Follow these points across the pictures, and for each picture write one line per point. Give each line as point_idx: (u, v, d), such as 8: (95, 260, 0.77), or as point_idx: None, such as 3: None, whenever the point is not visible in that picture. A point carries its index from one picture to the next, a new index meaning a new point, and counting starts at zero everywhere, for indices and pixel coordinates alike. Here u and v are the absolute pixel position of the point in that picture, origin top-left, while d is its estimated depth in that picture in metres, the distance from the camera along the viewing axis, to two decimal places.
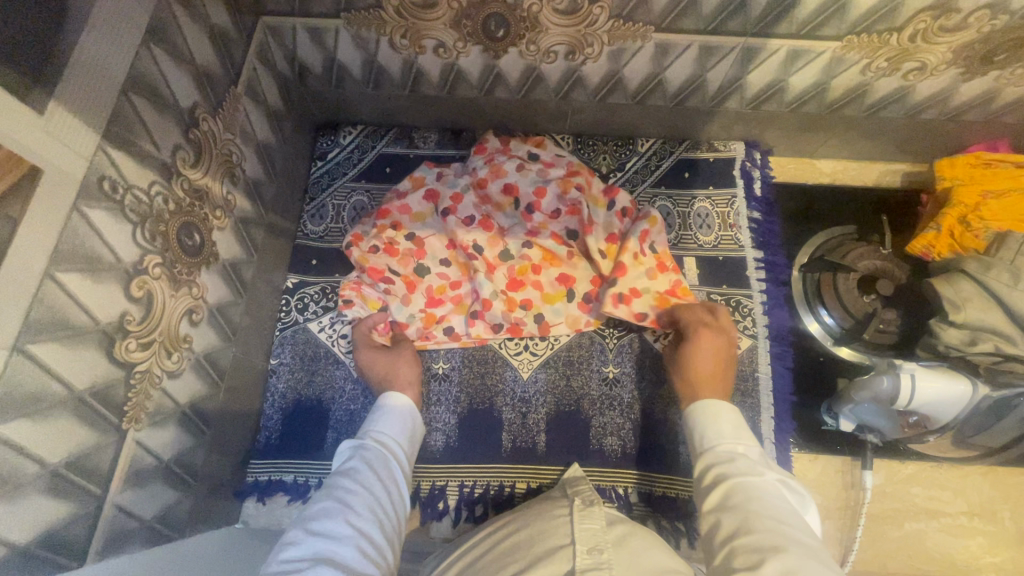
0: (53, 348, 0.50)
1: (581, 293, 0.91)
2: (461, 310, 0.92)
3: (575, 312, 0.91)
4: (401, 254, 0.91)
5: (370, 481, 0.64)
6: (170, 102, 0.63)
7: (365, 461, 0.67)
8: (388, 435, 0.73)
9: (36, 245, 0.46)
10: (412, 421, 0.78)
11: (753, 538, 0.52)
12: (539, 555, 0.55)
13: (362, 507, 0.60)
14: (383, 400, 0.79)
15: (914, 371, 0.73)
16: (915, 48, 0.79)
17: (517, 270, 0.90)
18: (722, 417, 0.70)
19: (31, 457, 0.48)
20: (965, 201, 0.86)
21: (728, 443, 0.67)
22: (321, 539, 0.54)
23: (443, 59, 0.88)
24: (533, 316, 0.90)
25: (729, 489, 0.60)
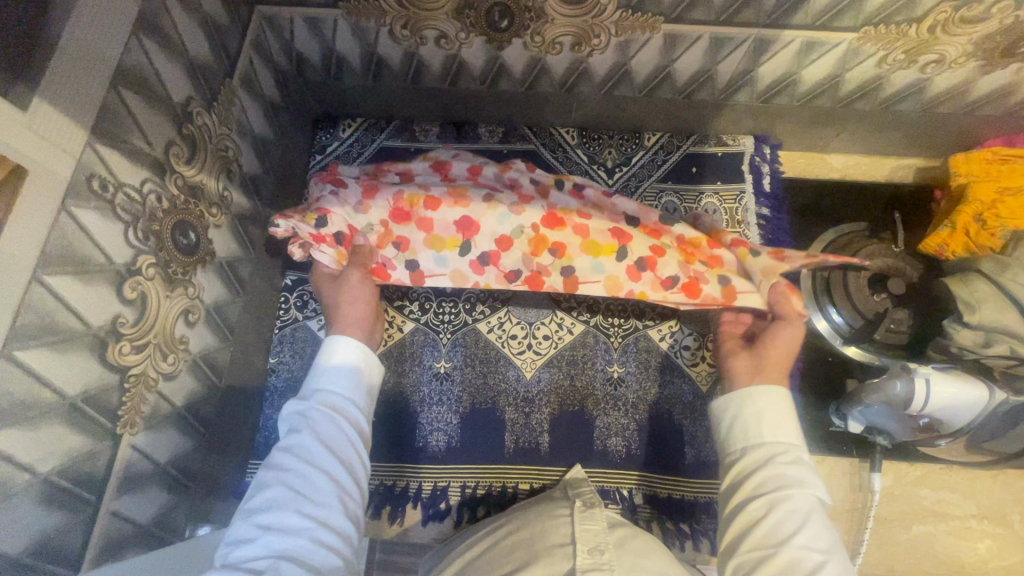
0: (43, 354, 0.48)
1: (635, 256, 0.78)
2: (436, 244, 0.78)
3: (619, 275, 0.78)
4: (383, 191, 0.77)
5: (320, 456, 0.58)
6: (162, 96, 0.61)
7: (311, 431, 0.60)
8: (337, 392, 0.65)
9: (22, 250, 0.45)
10: (365, 364, 0.70)
11: (799, 560, 0.53)
12: (538, 553, 0.54)
13: (317, 488, 0.56)
14: (329, 347, 0.69)
15: (929, 375, 0.70)
16: (934, 39, 0.76)
17: (555, 232, 0.78)
18: (788, 408, 0.65)
19: (21, 467, 0.47)
20: (981, 198, 0.83)
21: (790, 437, 0.63)
22: (274, 535, 0.51)
23: (445, 51, 0.85)
24: (561, 265, 0.78)
25: (783, 495, 0.57)
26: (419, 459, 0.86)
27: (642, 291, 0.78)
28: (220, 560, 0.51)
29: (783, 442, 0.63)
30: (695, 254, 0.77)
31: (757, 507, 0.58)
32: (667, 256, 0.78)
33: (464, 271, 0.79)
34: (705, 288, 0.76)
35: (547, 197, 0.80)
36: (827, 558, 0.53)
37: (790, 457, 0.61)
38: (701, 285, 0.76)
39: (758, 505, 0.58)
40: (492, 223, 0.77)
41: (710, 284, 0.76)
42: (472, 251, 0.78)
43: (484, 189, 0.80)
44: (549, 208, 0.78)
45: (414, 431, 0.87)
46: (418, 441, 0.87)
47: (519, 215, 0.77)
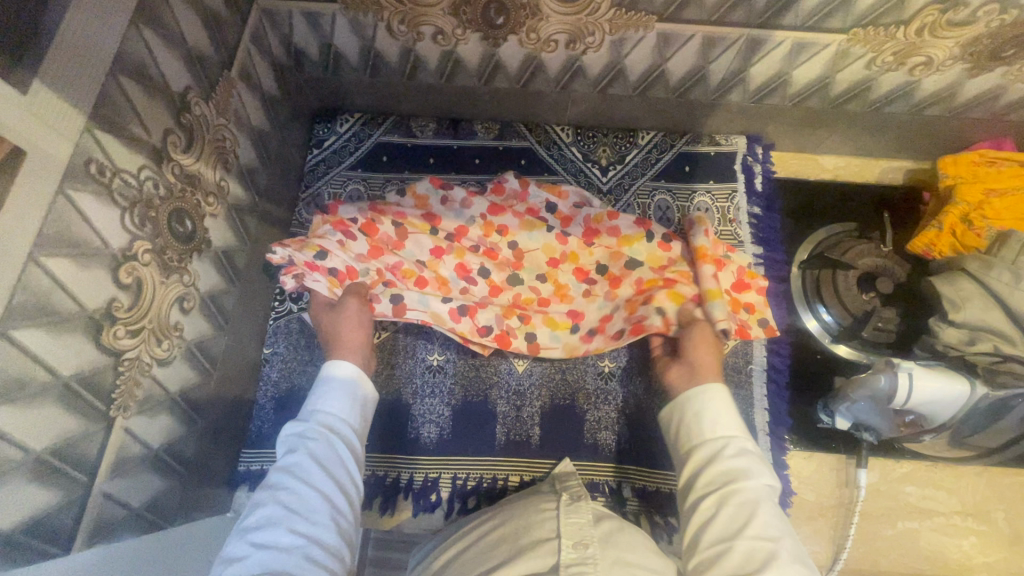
0: (39, 335, 0.49)
1: (588, 325, 0.87)
2: (421, 284, 0.84)
3: (575, 342, 0.87)
4: (378, 238, 0.83)
5: (316, 478, 0.60)
6: (160, 84, 0.62)
7: (308, 454, 0.62)
8: (334, 416, 0.68)
9: (20, 230, 0.46)
10: (360, 394, 0.73)
11: (755, 549, 0.53)
12: (523, 549, 0.54)
13: (312, 509, 0.57)
14: (326, 376, 0.73)
15: (912, 370, 0.71)
16: (922, 42, 0.77)
17: (522, 299, 0.88)
18: (727, 403, 0.68)
19: (15, 445, 0.48)
20: (968, 200, 0.85)
21: (733, 432, 0.65)
22: (267, 554, 0.52)
23: (442, 47, 0.87)
24: (525, 331, 0.87)
25: (729, 489, 0.59)
26: (410, 450, 0.87)
27: (596, 346, 0.85)
28: None
29: (724, 436, 0.65)
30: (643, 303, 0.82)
31: (707, 505, 0.59)
32: (615, 317, 0.86)
33: (442, 314, 0.84)
34: (648, 322, 0.80)
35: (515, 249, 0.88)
36: (780, 543, 0.54)
37: (734, 451, 0.63)
38: (645, 323, 0.81)
39: (708, 502, 0.59)
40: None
41: (651, 317, 0.81)
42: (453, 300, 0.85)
43: (460, 265, 0.87)
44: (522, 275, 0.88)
45: (406, 422, 0.88)
46: (409, 433, 0.88)
47: (493, 279, 0.88)
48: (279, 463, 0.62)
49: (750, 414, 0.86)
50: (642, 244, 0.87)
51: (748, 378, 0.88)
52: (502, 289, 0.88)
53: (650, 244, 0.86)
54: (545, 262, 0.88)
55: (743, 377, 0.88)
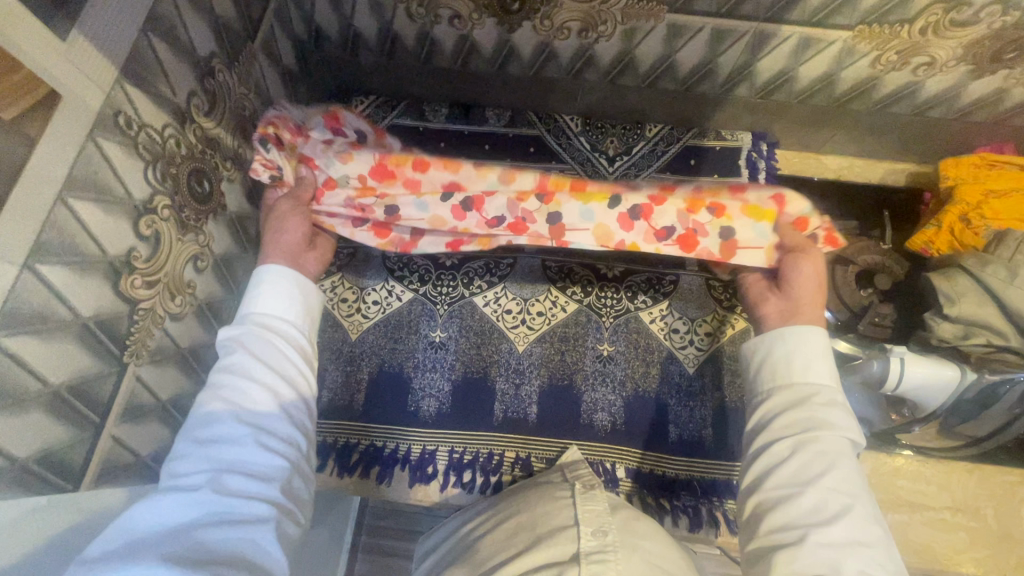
0: (63, 272, 0.51)
1: (631, 202, 0.66)
2: (415, 189, 0.69)
3: (609, 223, 0.68)
4: (374, 145, 0.70)
5: (259, 373, 0.55)
6: (188, 48, 0.64)
7: (250, 347, 0.57)
8: (274, 314, 0.61)
9: (52, 169, 0.48)
10: (302, 293, 0.63)
11: (826, 502, 0.50)
12: (542, 535, 0.54)
13: (262, 401, 0.54)
14: (261, 274, 0.62)
15: (904, 356, 0.77)
16: (926, 41, 0.79)
17: (550, 179, 0.68)
18: (825, 348, 0.60)
19: (35, 375, 0.50)
20: (968, 199, 0.87)
21: (824, 379, 0.58)
22: (214, 450, 0.49)
23: (458, 31, 0.89)
24: (548, 211, 0.68)
25: (813, 436, 0.54)
26: (408, 422, 0.89)
27: (633, 241, 0.68)
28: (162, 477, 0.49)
29: (814, 383, 0.59)
30: (702, 200, 0.66)
31: (783, 446, 0.55)
32: (665, 202, 0.66)
33: (443, 216, 0.70)
34: (703, 241, 0.67)
35: (527, 190, 0.68)
36: (854, 500, 0.51)
37: (823, 399, 0.57)
38: (698, 237, 0.67)
39: (784, 446, 0.55)
40: (483, 188, 0.68)
41: (709, 236, 0.67)
42: (456, 199, 0.69)
43: (458, 172, 0.73)
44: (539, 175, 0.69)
45: (405, 396, 0.90)
46: (409, 406, 0.89)
47: (509, 175, 0.68)
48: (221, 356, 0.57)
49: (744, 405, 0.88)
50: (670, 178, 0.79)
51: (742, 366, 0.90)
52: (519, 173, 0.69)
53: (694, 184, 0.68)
54: (571, 186, 0.68)
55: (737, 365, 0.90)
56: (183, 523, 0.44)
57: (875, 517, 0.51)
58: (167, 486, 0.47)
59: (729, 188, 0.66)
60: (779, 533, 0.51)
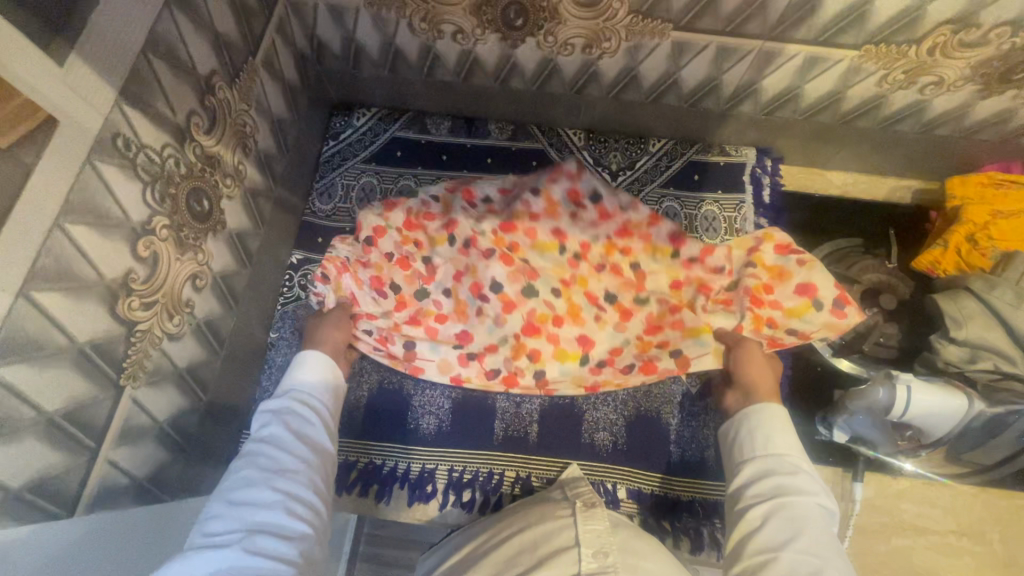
0: (58, 298, 0.50)
1: (597, 357, 0.87)
2: (434, 336, 0.87)
3: (582, 373, 0.86)
4: (410, 271, 0.86)
5: (291, 444, 0.63)
6: (188, 66, 0.64)
7: (283, 424, 0.65)
8: (309, 392, 0.72)
9: (49, 196, 0.47)
10: (335, 374, 0.76)
11: (797, 562, 0.53)
12: (543, 558, 0.53)
13: (289, 470, 0.60)
14: (301, 356, 0.75)
15: (910, 383, 0.73)
16: (934, 62, 0.78)
17: (537, 316, 0.86)
18: (785, 423, 0.69)
19: (29, 403, 0.49)
20: (975, 220, 0.86)
21: (787, 450, 0.66)
22: (248, 510, 0.54)
23: (461, 46, 0.89)
24: (534, 369, 0.86)
25: (781, 502, 0.60)
26: (408, 440, 0.88)
27: (606, 379, 0.86)
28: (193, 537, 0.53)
29: (778, 453, 0.66)
30: (658, 330, 0.86)
31: (756, 514, 0.60)
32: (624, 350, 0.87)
33: (451, 360, 0.87)
34: (660, 365, 0.85)
35: (526, 297, 0.86)
36: (825, 560, 0.53)
37: (788, 469, 0.64)
38: (656, 362, 0.85)
39: (755, 513, 0.61)
40: (485, 331, 0.87)
41: (663, 361, 0.85)
42: (462, 348, 0.87)
43: (475, 284, 0.86)
44: (535, 291, 0.86)
45: (405, 413, 0.89)
46: (409, 424, 0.88)
47: (505, 294, 0.86)
48: (255, 434, 0.65)
49: None
50: (664, 258, 0.86)
51: None
52: (515, 304, 0.86)
53: (672, 261, 0.86)
54: (556, 281, 0.87)
55: None
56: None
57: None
58: (199, 545, 0.51)
59: (669, 326, 0.86)
60: None
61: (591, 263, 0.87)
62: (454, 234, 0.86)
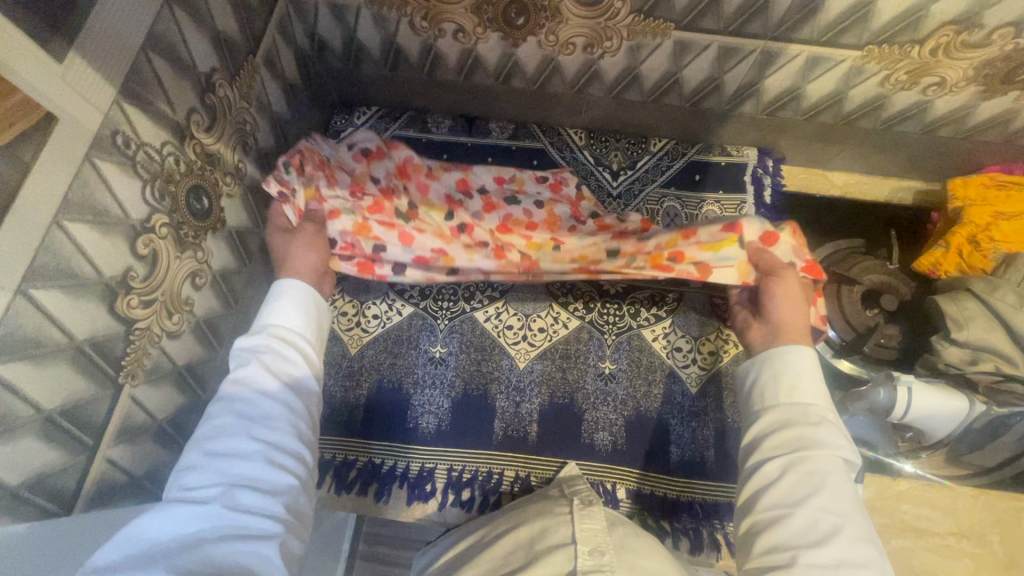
0: (56, 296, 0.50)
1: (597, 274, 0.78)
2: (408, 242, 0.78)
3: (585, 256, 0.78)
4: (391, 190, 0.80)
5: (270, 387, 0.59)
6: (189, 64, 0.63)
7: (258, 364, 0.60)
8: (289, 328, 0.66)
9: (48, 194, 0.47)
10: (316, 306, 0.70)
11: (815, 521, 0.52)
12: (540, 552, 0.54)
13: (269, 416, 0.57)
14: (279, 287, 0.69)
15: (910, 384, 0.73)
16: (937, 62, 0.78)
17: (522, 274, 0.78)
18: (814, 366, 0.65)
19: (27, 400, 0.49)
20: (976, 220, 0.87)
21: (812, 399, 0.62)
22: (225, 462, 0.52)
23: (462, 44, 0.88)
24: (525, 281, 0.81)
25: (802, 456, 0.57)
26: (407, 439, 0.87)
27: (609, 272, 0.77)
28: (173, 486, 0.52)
29: (801, 402, 0.63)
30: (663, 258, 0.75)
31: (771, 469, 0.58)
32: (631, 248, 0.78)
33: (426, 260, 0.78)
34: (683, 265, 0.74)
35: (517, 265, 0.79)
36: (845, 518, 0.52)
37: (811, 419, 0.61)
38: (672, 267, 0.74)
39: (774, 464, 0.58)
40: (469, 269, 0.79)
41: (683, 264, 0.74)
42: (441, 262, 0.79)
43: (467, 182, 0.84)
44: (529, 276, 0.81)
45: (405, 412, 0.89)
46: (408, 423, 0.88)
47: (495, 255, 0.79)
48: (231, 373, 0.60)
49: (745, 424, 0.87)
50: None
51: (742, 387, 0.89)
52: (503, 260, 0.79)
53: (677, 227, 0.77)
54: (553, 243, 0.80)
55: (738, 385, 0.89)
56: (191, 534, 0.47)
57: (868, 534, 0.52)
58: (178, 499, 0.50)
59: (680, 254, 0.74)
60: (773, 549, 0.53)
61: (587, 230, 0.83)
62: (452, 171, 0.86)
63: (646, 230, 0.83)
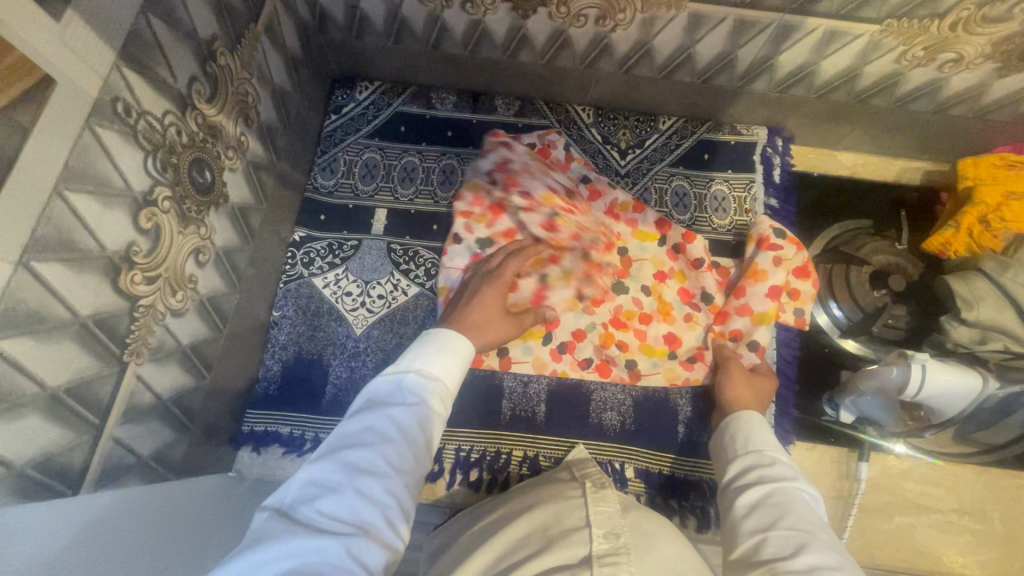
0: (59, 269, 0.48)
1: (560, 340, 0.88)
2: None
3: (545, 356, 0.87)
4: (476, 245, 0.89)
5: (417, 436, 0.55)
6: (189, 30, 0.60)
7: (417, 411, 0.56)
8: (444, 380, 0.62)
9: (47, 160, 0.45)
10: (467, 363, 0.66)
11: (783, 539, 0.53)
12: (555, 537, 0.52)
13: (408, 470, 0.52)
14: (437, 334, 0.65)
15: (925, 362, 0.72)
16: (955, 37, 0.77)
17: None
18: (761, 422, 0.71)
19: (30, 377, 0.47)
20: (986, 200, 0.85)
21: (765, 443, 0.67)
22: (361, 501, 0.47)
23: (470, 16, 0.86)
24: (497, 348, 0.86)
25: (763, 490, 0.60)
26: None
27: (563, 367, 0.87)
28: (302, 499, 0.46)
29: (757, 447, 0.67)
30: (612, 338, 0.88)
31: (742, 506, 0.60)
32: (586, 339, 0.88)
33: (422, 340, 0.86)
34: (615, 369, 0.87)
35: None
36: (814, 535, 0.53)
37: (768, 459, 0.65)
38: (612, 366, 0.87)
39: (743, 504, 0.60)
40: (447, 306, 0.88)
41: (619, 365, 0.87)
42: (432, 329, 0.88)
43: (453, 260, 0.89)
44: None
45: None
46: None
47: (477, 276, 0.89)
48: (383, 400, 0.57)
49: None
50: (653, 244, 0.92)
51: None
52: None
53: (659, 249, 0.92)
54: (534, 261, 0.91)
55: None
56: None
57: (839, 547, 0.52)
58: (309, 525, 0.44)
59: (633, 329, 0.89)
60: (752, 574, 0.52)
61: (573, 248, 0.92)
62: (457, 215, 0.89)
63: (633, 237, 0.93)
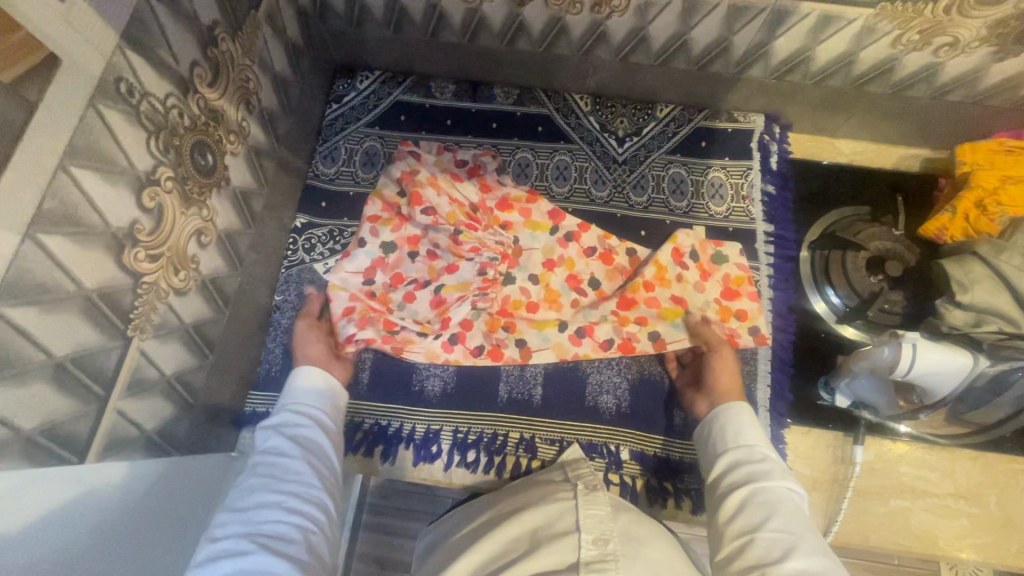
0: (63, 241, 0.50)
1: (450, 331, 0.88)
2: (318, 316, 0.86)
3: (436, 348, 0.88)
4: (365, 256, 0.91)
5: (292, 451, 0.64)
6: (190, 15, 0.62)
7: (283, 435, 0.66)
8: (308, 404, 0.73)
9: (51, 133, 0.46)
10: (331, 384, 0.78)
11: (772, 541, 0.54)
12: (543, 539, 0.54)
13: (295, 474, 0.61)
14: (297, 372, 0.78)
15: (916, 341, 0.74)
16: (949, 20, 0.77)
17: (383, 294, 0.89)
18: (752, 418, 0.71)
19: (36, 345, 0.49)
20: (982, 184, 0.85)
21: (757, 441, 0.68)
22: (256, 514, 0.54)
23: (467, 4, 0.87)
24: (390, 334, 0.87)
25: (754, 487, 0.61)
26: (414, 401, 0.88)
27: (455, 357, 0.88)
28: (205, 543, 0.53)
29: (749, 445, 0.68)
30: (498, 322, 0.90)
31: (731, 502, 0.61)
32: (473, 327, 0.90)
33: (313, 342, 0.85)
34: (507, 351, 0.89)
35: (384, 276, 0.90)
36: (801, 538, 0.54)
37: (759, 458, 0.65)
38: (503, 349, 0.89)
39: (732, 500, 0.61)
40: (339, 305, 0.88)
41: (510, 346, 0.89)
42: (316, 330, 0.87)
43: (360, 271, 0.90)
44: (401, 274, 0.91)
45: (410, 376, 0.89)
46: (414, 386, 0.89)
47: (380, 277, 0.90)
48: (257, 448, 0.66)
49: (752, 388, 0.88)
50: (543, 234, 0.93)
51: (753, 368, 0.89)
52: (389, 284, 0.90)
53: (550, 237, 0.93)
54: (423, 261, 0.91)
55: (748, 364, 0.89)
56: None
57: (824, 551, 0.54)
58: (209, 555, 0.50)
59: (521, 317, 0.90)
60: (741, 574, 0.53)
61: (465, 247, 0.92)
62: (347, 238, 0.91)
63: (525, 227, 0.93)
